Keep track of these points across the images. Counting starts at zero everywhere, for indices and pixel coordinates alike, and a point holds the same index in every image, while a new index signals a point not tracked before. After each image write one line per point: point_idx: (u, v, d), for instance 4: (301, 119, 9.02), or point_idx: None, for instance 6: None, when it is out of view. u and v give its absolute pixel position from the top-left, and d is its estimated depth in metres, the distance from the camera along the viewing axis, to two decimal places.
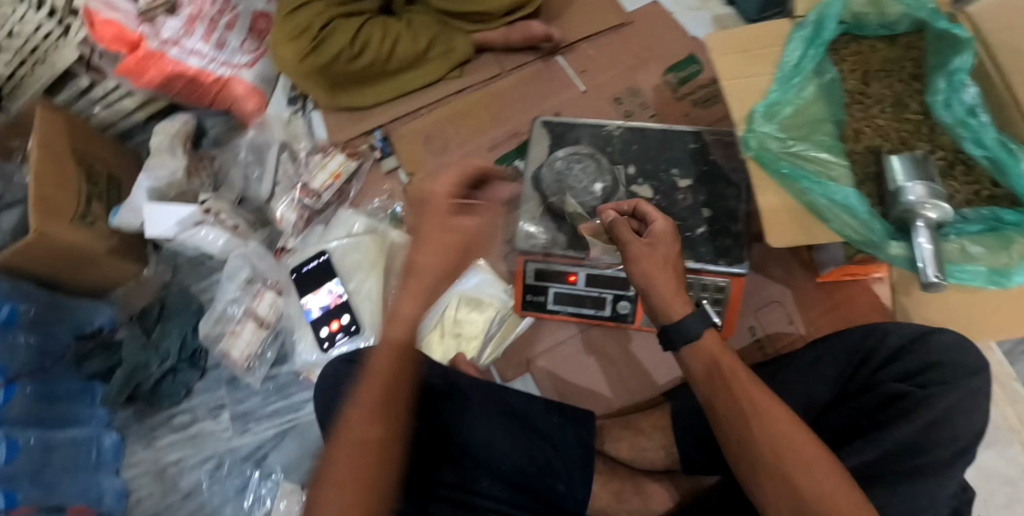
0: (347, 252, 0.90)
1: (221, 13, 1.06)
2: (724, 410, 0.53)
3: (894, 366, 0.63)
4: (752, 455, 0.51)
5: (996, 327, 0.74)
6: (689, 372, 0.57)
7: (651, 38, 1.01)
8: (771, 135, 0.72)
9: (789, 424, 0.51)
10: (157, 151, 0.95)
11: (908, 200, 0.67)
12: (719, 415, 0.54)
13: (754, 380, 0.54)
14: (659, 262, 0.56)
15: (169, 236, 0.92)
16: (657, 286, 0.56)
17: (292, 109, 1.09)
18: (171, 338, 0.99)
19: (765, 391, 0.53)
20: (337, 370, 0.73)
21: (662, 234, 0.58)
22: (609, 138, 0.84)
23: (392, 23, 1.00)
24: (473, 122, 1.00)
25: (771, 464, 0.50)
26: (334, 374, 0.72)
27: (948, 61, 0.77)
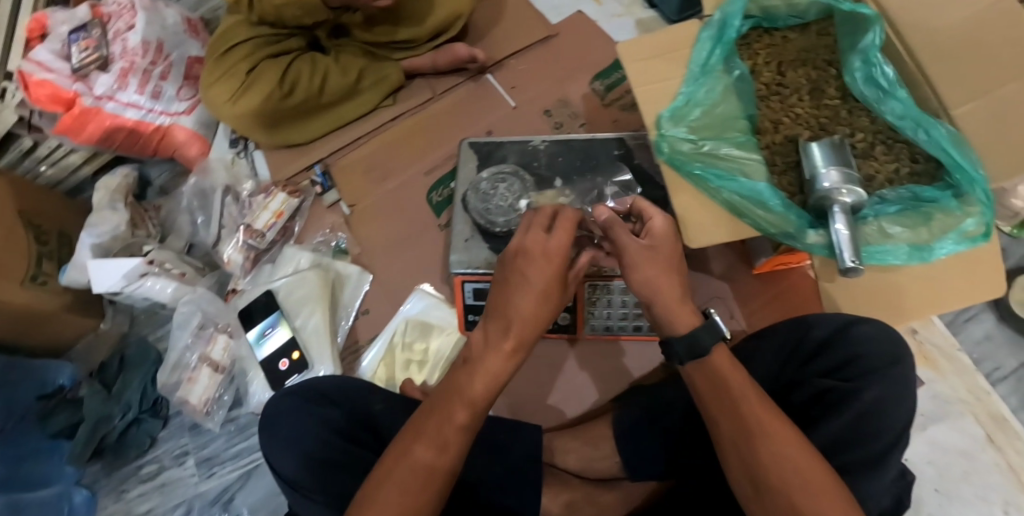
0: (292, 288, 0.91)
1: (154, 63, 1.07)
2: (727, 431, 0.54)
3: (820, 360, 0.65)
4: (755, 476, 0.52)
5: (930, 303, 0.73)
6: (694, 388, 0.58)
7: (577, 47, 1.03)
8: (681, 138, 0.75)
9: (794, 440, 0.52)
10: (99, 207, 0.96)
11: (824, 187, 0.69)
12: (723, 435, 0.55)
13: (763, 400, 0.55)
14: (665, 268, 0.58)
15: (115, 290, 0.92)
16: (661, 297, 0.58)
17: (235, 151, 1.10)
18: (131, 389, 0.99)
19: (770, 409, 0.54)
20: (281, 404, 0.70)
21: (663, 234, 0.59)
22: (534, 153, 0.86)
23: (321, 58, 1.01)
24: (410, 148, 1.01)
25: (772, 485, 0.51)
26: (277, 408, 0.70)
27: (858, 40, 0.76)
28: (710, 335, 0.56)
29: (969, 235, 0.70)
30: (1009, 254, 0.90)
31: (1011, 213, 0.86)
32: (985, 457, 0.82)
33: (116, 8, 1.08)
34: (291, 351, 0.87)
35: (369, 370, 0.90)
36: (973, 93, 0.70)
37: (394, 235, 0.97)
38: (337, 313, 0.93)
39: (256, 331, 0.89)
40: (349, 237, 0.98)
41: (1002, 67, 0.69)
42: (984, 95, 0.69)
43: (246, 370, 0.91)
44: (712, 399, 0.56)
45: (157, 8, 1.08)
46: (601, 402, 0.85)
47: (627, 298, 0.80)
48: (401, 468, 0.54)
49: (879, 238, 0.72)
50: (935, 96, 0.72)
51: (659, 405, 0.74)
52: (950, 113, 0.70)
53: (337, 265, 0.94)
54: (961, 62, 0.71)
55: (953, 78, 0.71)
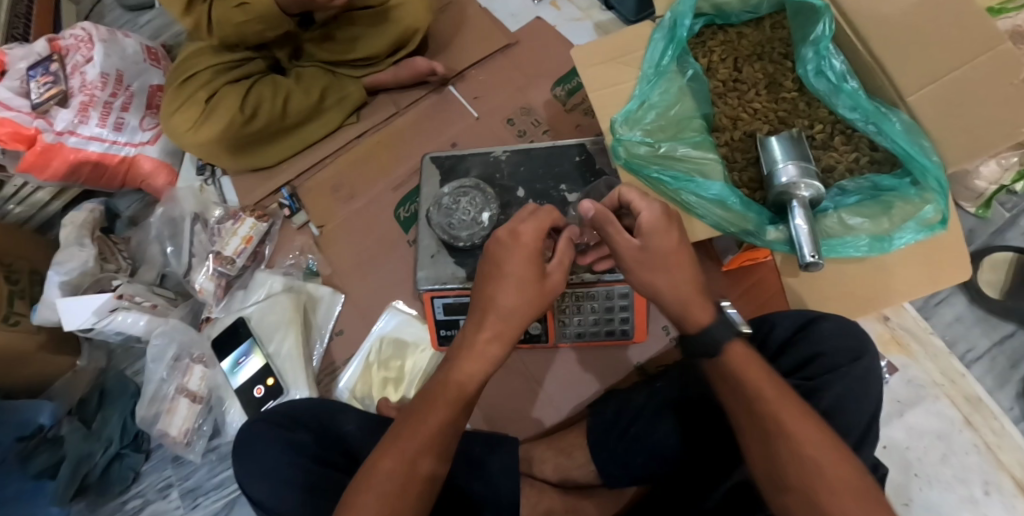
0: (264, 313, 0.91)
1: (114, 95, 1.05)
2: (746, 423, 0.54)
3: (784, 359, 0.65)
4: (774, 468, 0.52)
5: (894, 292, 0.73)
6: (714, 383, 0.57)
7: (537, 54, 1.02)
8: (637, 142, 0.74)
9: (817, 435, 0.51)
10: (65, 244, 0.95)
11: (782, 182, 0.69)
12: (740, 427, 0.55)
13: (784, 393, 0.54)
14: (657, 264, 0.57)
15: (88, 327, 0.91)
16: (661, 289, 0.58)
17: (202, 179, 1.09)
18: (111, 424, 0.99)
19: (795, 403, 0.53)
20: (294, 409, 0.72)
21: (652, 228, 0.57)
22: (497, 164, 0.86)
23: (281, 80, 1.00)
24: (376, 165, 1.01)
25: (792, 477, 0.51)
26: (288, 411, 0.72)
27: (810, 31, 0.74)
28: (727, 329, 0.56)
29: (929, 223, 0.69)
30: (976, 235, 0.90)
31: (976, 194, 0.86)
32: (962, 438, 0.83)
33: (74, 40, 1.05)
34: (266, 377, 0.88)
35: (345, 391, 0.90)
36: (928, 77, 0.66)
37: (364, 254, 0.97)
38: (310, 336, 0.93)
39: (231, 359, 0.89)
40: (320, 259, 0.98)
41: (954, 47, 0.65)
42: (939, 78, 0.66)
43: (223, 399, 0.91)
44: (726, 385, 0.55)
45: (115, 38, 1.07)
46: (578, 409, 0.84)
47: (596, 304, 0.81)
48: (396, 470, 0.54)
49: (840, 231, 0.72)
50: (889, 83, 0.69)
51: (629, 410, 0.74)
52: (905, 100, 0.68)
53: (308, 286, 0.94)
54: (912, 45, 0.67)
55: (904, 64, 0.67)
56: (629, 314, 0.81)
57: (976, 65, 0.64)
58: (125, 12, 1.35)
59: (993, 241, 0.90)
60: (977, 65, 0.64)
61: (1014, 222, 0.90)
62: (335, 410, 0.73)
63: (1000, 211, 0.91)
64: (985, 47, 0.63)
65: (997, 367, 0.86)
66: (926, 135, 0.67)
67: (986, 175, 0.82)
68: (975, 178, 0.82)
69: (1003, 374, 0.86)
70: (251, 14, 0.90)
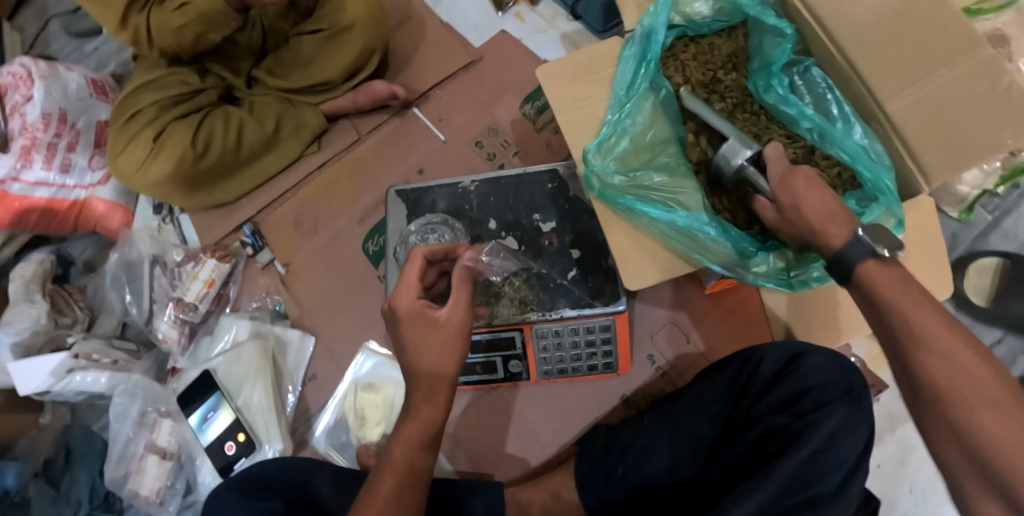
0: (230, 365, 0.86)
1: (58, 135, 0.99)
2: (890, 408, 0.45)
3: (772, 395, 0.62)
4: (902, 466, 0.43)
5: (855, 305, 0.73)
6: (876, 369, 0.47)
7: (502, 71, 0.98)
8: (611, 171, 0.70)
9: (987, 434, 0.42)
10: (14, 303, 0.90)
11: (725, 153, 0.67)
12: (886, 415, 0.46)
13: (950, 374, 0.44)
14: (438, 343, 0.55)
15: (44, 389, 0.86)
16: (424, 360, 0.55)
17: (159, 218, 1.04)
18: (80, 486, 0.95)
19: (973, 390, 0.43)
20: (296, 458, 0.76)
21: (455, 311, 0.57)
22: (465, 195, 0.82)
23: (233, 111, 0.95)
24: (340, 197, 0.96)
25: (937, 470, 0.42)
26: (289, 460, 0.76)
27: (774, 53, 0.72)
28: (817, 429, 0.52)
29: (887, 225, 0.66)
30: (959, 239, 0.89)
31: (957, 199, 0.84)
32: None
33: (11, 78, 0.97)
34: (237, 433, 0.83)
35: (322, 441, 0.86)
36: (907, 86, 0.62)
37: (333, 292, 0.92)
38: (281, 383, 0.89)
39: (198, 415, 0.85)
40: (286, 299, 0.94)
41: (933, 55, 0.62)
42: (918, 87, 0.62)
43: (193, 456, 0.87)
44: None
45: (56, 74, 1.00)
46: (565, 446, 0.82)
47: (578, 338, 0.77)
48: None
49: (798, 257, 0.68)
50: (869, 94, 0.64)
51: (617, 450, 0.71)
52: (885, 111, 0.63)
53: (276, 330, 0.90)
54: (892, 54, 0.63)
55: (884, 73, 0.63)
56: (612, 346, 0.78)
57: (953, 75, 0.61)
58: (71, 38, 1.27)
59: (977, 244, 0.89)
60: (957, 72, 0.61)
61: (995, 225, 0.89)
62: (310, 471, 0.74)
63: (982, 214, 0.90)
64: (964, 54, 0.61)
65: None
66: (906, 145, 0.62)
67: (968, 181, 0.79)
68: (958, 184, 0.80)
69: None
70: (191, 15, 0.81)
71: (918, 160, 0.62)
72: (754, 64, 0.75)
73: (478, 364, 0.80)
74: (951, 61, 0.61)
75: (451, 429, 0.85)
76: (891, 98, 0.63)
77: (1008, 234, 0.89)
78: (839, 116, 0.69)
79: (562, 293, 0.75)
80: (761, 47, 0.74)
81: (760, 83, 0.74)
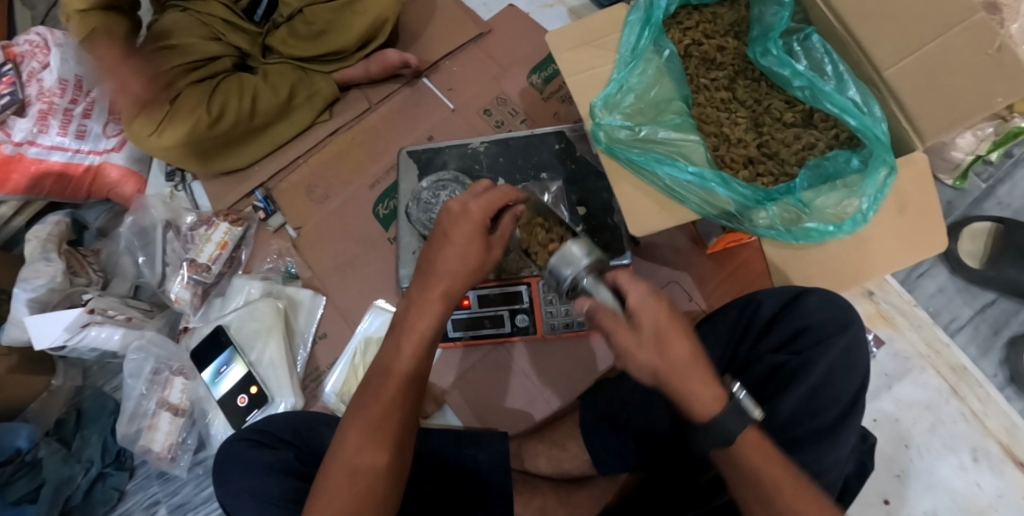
0: (243, 321, 0.89)
1: (74, 101, 1.00)
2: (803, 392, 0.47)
3: (771, 335, 0.65)
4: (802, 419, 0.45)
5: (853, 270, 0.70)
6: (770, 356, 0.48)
7: (509, 43, 1.00)
8: (618, 125, 0.72)
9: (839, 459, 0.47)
10: (30, 260, 0.92)
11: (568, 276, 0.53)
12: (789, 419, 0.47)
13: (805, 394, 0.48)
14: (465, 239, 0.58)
15: (59, 344, 0.88)
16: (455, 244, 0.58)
17: (172, 185, 1.05)
18: (91, 445, 0.96)
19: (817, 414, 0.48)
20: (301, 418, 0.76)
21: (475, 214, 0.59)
22: (475, 155, 0.84)
23: (248, 79, 0.97)
24: (352, 163, 0.99)
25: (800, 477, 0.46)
26: (298, 417, 0.76)
27: (768, 21, 0.75)
28: (742, 421, 0.49)
29: (880, 184, 0.67)
30: (954, 207, 0.92)
31: (952, 165, 0.88)
32: (950, 407, 0.84)
33: (28, 46, 0.98)
34: (248, 387, 0.86)
35: (332, 396, 0.87)
36: (903, 52, 0.65)
37: (343, 255, 0.95)
38: (294, 341, 0.91)
39: (211, 369, 0.87)
40: (298, 261, 0.96)
41: (927, 21, 0.64)
42: (913, 52, 0.65)
43: (206, 411, 0.89)
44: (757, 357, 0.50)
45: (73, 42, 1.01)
46: (569, 399, 0.84)
47: None
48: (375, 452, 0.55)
49: (798, 217, 0.70)
50: (865, 59, 0.68)
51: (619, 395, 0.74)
52: (881, 75, 0.67)
53: (288, 291, 0.93)
54: (888, 21, 0.66)
55: (882, 40, 0.67)
56: None
57: (946, 40, 0.64)
58: None
59: (972, 211, 0.92)
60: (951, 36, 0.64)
61: (989, 193, 0.92)
62: (316, 423, 0.76)
63: (976, 182, 0.93)
64: (957, 19, 0.63)
65: (980, 335, 0.88)
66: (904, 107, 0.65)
67: (962, 146, 0.84)
68: (952, 149, 0.85)
69: (986, 341, 0.88)
70: None
71: (913, 120, 0.66)
72: (754, 32, 0.77)
73: (485, 319, 0.83)
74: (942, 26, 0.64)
75: (458, 386, 0.87)
76: (889, 61, 0.66)
77: (1002, 202, 0.92)
78: (833, 74, 0.73)
79: None
80: (761, 17, 0.76)
81: (758, 49, 0.77)
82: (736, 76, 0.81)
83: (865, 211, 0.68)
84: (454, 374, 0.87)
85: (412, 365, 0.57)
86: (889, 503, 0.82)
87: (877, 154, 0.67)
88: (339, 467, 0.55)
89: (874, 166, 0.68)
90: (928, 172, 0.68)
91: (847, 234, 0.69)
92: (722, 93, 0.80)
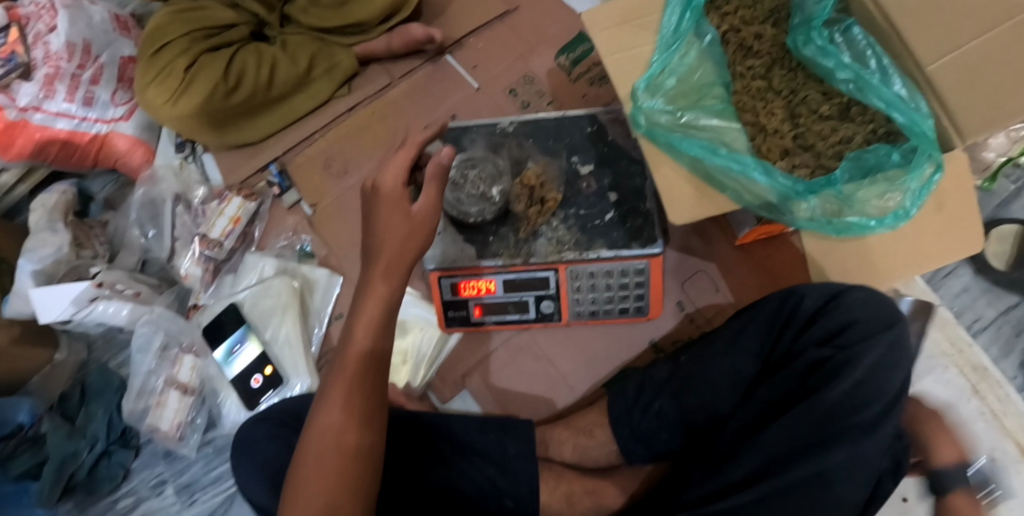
0: (258, 299, 0.87)
1: (82, 67, 0.95)
2: None
3: (813, 329, 0.64)
4: None
5: (904, 263, 0.69)
6: None
7: (537, 22, 0.97)
8: (659, 109, 0.69)
9: None
10: (36, 230, 0.89)
11: None
12: None
13: None
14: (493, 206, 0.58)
15: (65, 319, 0.85)
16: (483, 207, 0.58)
17: (182, 156, 1.01)
18: (97, 421, 0.93)
19: None
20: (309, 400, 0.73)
21: None
22: (504, 136, 0.81)
23: (265, 48, 0.94)
24: (370, 138, 0.95)
25: None
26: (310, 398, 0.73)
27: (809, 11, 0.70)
28: None
29: (926, 177, 0.63)
30: (983, 207, 0.91)
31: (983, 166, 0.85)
32: (971, 407, 0.84)
33: (35, 8, 0.94)
34: (264, 366, 0.84)
35: None
36: (948, 47, 0.60)
37: (360, 233, 0.91)
38: (309, 320, 0.88)
39: (224, 348, 0.85)
40: (314, 239, 0.93)
41: (973, 17, 0.59)
42: (960, 46, 0.59)
43: (217, 390, 0.87)
44: None
45: (80, 5, 0.96)
46: (591, 388, 0.83)
47: (611, 281, 0.78)
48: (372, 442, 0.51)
49: (840, 211, 0.66)
50: (909, 55, 0.63)
51: (651, 387, 0.74)
52: (925, 70, 0.61)
53: (304, 269, 0.90)
54: (932, 15, 0.61)
55: (924, 35, 0.61)
56: (645, 290, 0.78)
57: (999, 33, 0.58)
58: None
59: (999, 213, 0.91)
60: (1000, 34, 0.58)
61: (1018, 195, 0.91)
62: None
63: (1005, 184, 0.91)
64: (1007, 15, 0.57)
65: (1001, 336, 0.88)
66: (949, 111, 0.60)
67: (994, 147, 0.79)
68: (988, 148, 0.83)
69: (1008, 342, 0.88)
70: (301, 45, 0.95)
71: (956, 121, 0.60)
72: (794, 21, 0.72)
73: (510, 304, 0.80)
74: (994, 23, 0.58)
75: (479, 371, 0.85)
76: (932, 56, 0.61)
77: None
78: (877, 68, 0.66)
79: (598, 235, 0.76)
80: (801, 4, 0.71)
81: (799, 38, 0.71)
82: (772, 66, 0.75)
83: (909, 207, 0.65)
84: (474, 359, 0.86)
85: (366, 359, 0.54)
86: (906, 500, 0.82)
87: (923, 151, 0.62)
88: (320, 458, 0.49)
89: (919, 162, 0.63)
90: (967, 172, 0.64)
91: (893, 228, 0.66)
92: (757, 82, 0.74)
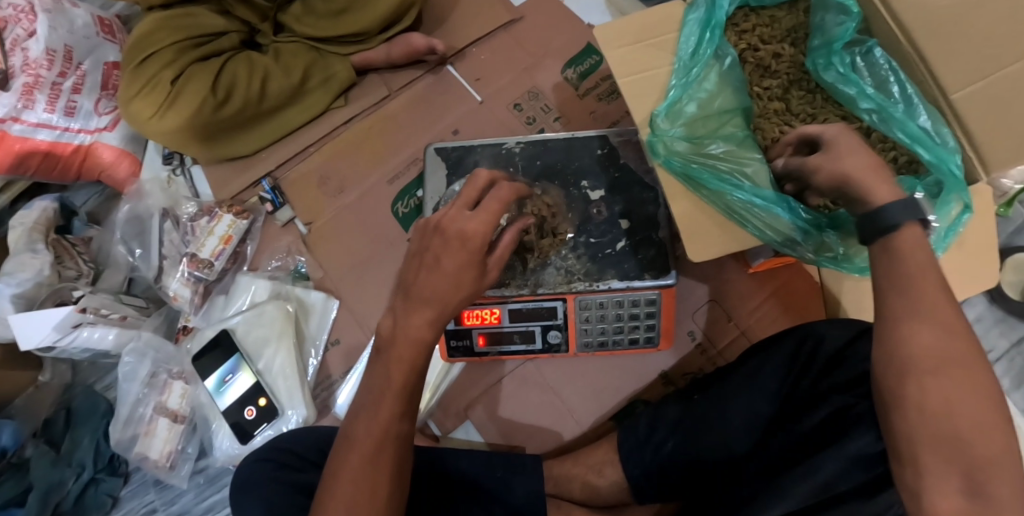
0: (250, 326, 0.83)
1: (63, 74, 0.90)
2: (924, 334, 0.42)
3: (836, 373, 0.60)
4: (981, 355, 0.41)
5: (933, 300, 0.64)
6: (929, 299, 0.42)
7: (542, 32, 0.93)
8: (677, 138, 0.65)
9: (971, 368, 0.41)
10: (15, 252, 0.85)
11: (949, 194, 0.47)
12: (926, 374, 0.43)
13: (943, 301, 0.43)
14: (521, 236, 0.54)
15: (47, 345, 0.82)
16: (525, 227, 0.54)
17: (169, 168, 0.96)
18: (82, 448, 0.90)
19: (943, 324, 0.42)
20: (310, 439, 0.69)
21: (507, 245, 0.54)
22: (510, 156, 0.78)
23: (257, 58, 0.90)
24: (368, 154, 0.91)
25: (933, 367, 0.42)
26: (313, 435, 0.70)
27: (829, 32, 0.63)
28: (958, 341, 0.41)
29: (953, 215, 0.57)
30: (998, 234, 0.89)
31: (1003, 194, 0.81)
32: None
33: (12, 10, 0.87)
34: (257, 397, 0.81)
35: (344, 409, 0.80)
36: (975, 74, 0.54)
37: (358, 255, 0.87)
38: (305, 347, 0.84)
39: (215, 377, 0.82)
40: (309, 261, 0.88)
41: (1007, 40, 0.54)
42: (987, 76, 0.54)
43: (208, 419, 0.83)
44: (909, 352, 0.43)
45: (62, 8, 0.90)
46: (600, 420, 0.80)
47: (621, 312, 0.74)
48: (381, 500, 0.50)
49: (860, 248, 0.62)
50: (932, 79, 0.56)
51: (666, 421, 0.71)
52: (948, 98, 0.55)
53: (298, 291, 0.86)
54: (960, 36, 0.55)
55: (951, 57, 0.55)
56: (656, 321, 0.75)
57: None
58: None
59: (1014, 240, 0.89)
60: None
61: None
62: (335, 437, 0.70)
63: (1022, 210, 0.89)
64: None
65: (1014, 368, 0.86)
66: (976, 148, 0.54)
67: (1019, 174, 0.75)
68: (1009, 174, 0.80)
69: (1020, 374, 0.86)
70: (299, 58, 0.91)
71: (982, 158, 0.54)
72: (815, 42, 0.65)
73: (516, 334, 0.77)
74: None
75: (482, 402, 0.82)
76: (957, 84, 0.55)
77: None
78: (900, 97, 0.59)
79: (609, 265, 0.72)
80: (822, 24, 0.64)
81: (819, 61, 0.65)
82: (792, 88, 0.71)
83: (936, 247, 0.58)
84: (476, 390, 0.82)
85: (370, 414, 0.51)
86: None
87: (947, 191, 0.55)
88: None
89: (945, 200, 0.56)
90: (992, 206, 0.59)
91: None
92: (775, 105, 0.70)
